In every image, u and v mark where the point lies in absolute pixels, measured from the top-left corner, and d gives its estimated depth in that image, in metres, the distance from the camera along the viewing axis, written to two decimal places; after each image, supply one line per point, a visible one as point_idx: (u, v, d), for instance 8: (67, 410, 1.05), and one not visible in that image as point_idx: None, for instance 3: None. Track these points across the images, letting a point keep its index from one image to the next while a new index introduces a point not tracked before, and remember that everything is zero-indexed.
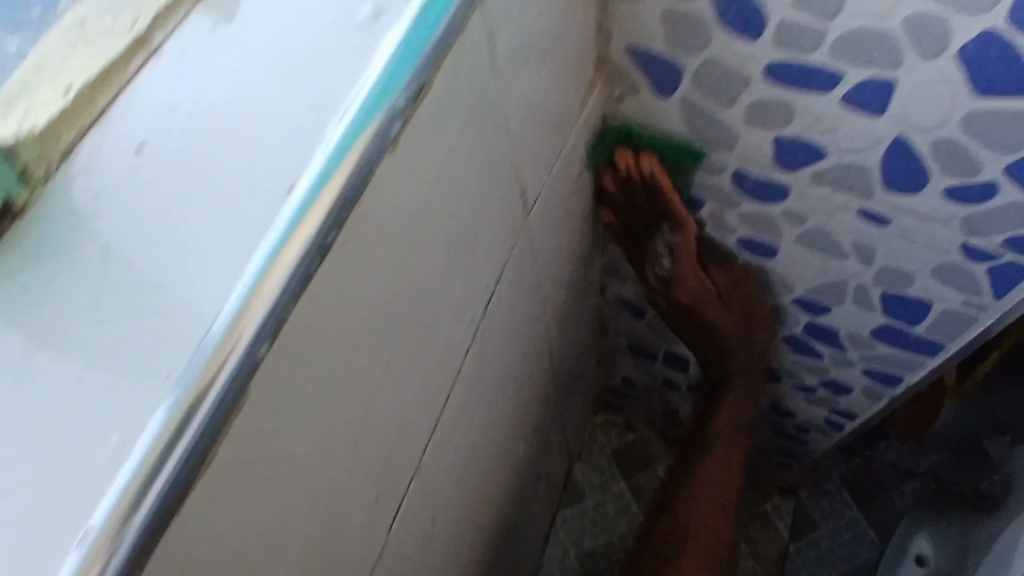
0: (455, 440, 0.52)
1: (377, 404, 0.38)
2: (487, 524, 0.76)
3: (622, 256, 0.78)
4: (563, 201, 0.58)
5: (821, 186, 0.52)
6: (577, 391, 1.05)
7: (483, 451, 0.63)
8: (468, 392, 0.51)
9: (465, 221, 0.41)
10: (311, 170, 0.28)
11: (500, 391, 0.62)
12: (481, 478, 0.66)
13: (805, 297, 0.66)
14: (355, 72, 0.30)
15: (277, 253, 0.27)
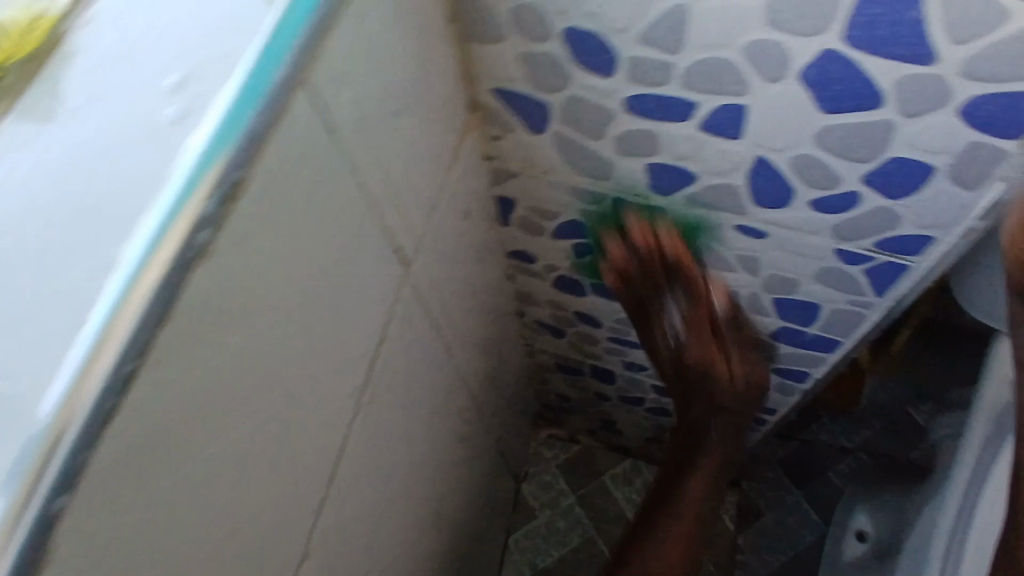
0: (363, 504, 0.50)
1: (250, 504, 0.35)
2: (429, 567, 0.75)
3: (532, 283, 0.77)
4: (455, 245, 0.57)
5: (699, 206, 0.53)
6: (514, 410, 1.04)
7: (406, 502, 0.61)
8: (372, 456, 0.50)
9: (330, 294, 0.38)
10: (108, 294, 0.25)
11: (415, 440, 0.60)
12: (411, 528, 0.64)
13: None
14: (159, 178, 0.27)
15: (88, 354, 0.24)
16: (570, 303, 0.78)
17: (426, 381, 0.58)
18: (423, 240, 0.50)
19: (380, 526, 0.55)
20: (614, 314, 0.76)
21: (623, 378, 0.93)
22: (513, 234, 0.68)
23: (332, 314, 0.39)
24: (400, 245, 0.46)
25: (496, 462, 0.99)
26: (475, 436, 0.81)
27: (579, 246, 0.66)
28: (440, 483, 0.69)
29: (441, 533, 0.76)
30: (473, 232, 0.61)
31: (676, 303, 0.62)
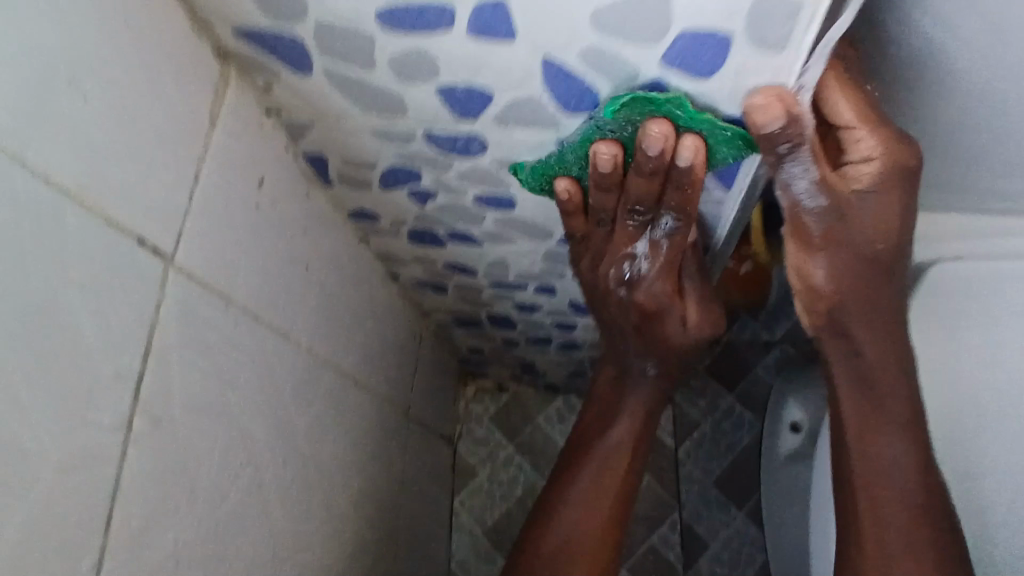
0: (205, 530, 0.45)
1: None
2: (352, 553, 0.71)
3: (389, 243, 0.70)
4: (255, 221, 0.50)
5: (511, 126, 0.47)
6: (425, 373, 0.99)
7: (290, 502, 0.56)
8: (197, 479, 0.44)
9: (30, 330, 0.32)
10: None
11: (279, 438, 0.54)
12: (308, 525, 0.60)
13: (565, 236, 0.62)
14: None
15: None
16: (435, 256, 0.72)
17: (263, 379, 0.51)
18: (194, 225, 0.43)
19: (250, 542, 0.50)
20: (482, 260, 0.70)
21: (522, 321, 0.88)
22: (342, 194, 0.61)
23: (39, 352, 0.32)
24: (149, 237, 0.39)
25: (414, 432, 0.95)
26: (370, 415, 0.76)
27: (413, 194, 0.59)
28: (330, 476, 0.64)
29: (358, 517, 0.72)
30: (283, 203, 0.54)
31: (662, 220, 0.53)
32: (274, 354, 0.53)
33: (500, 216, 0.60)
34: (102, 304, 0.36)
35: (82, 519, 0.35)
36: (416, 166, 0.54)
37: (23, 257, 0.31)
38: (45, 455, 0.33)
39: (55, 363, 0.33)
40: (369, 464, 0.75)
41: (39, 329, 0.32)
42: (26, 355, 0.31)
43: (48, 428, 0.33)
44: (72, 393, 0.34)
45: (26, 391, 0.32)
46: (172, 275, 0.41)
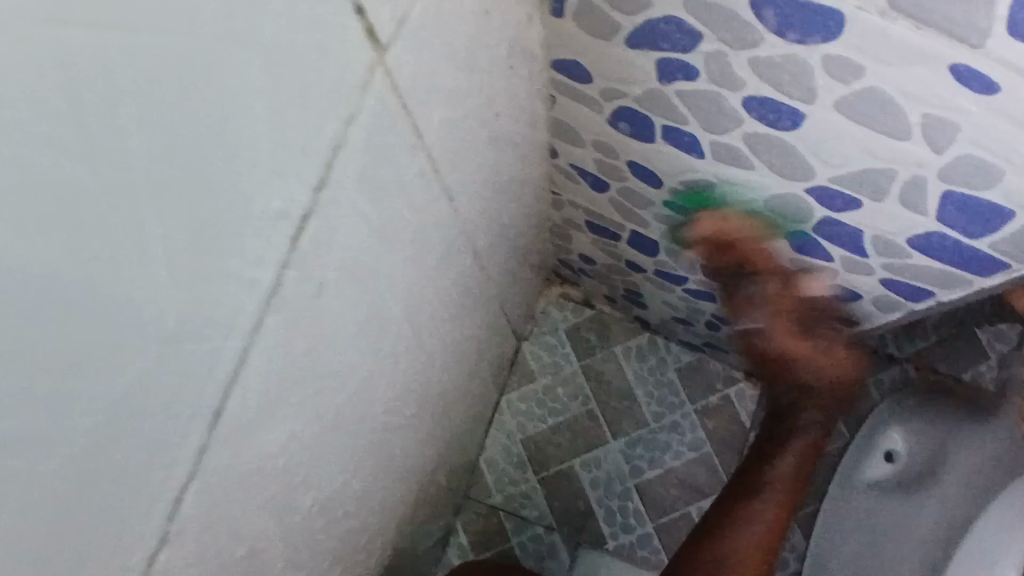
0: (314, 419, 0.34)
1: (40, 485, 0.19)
2: (422, 441, 0.62)
3: (577, 113, 0.55)
4: (477, 34, 0.35)
5: (905, 20, 0.31)
6: (527, 264, 0.87)
7: (395, 386, 0.46)
8: (325, 363, 0.33)
9: (185, 120, 0.19)
10: None
11: (408, 317, 0.43)
12: (400, 411, 0.50)
13: (823, 187, 0.47)
14: None
15: None
16: (625, 149, 0.56)
17: (412, 247, 0.39)
18: (422, 14, 0.28)
19: (348, 433, 0.40)
20: (682, 175, 0.55)
21: (667, 252, 0.74)
22: (567, 33, 0.44)
23: (188, 155, 0.20)
24: (373, 10, 0.25)
25: (495, 325, 0.84)
26: (476, 304, 0.65)
27: (663, 68, 0.43)
28: (426, 371, 0.54)
29: (437, 405, 0.63)
30: (507, 20, 0.38)
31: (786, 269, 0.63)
32: (430, 216, 0.40)
33: (762, 133, 0.44)
34: (287, 97, 0.22)
35: (187, 399, 0.24)
36: (705, 31, 0.38)
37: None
38: (152, 299, 0.21)
39: (197, 165, 0.20)
40: (461, 352, 0.65)
41: (200, 115, 0.20)
42: (157, 138, 0.19)
43: (165, 262, 0.21)
44: (213, 217, 0.22)
45: (149, 194, 0.19)
46: (379, 80, 0.27)
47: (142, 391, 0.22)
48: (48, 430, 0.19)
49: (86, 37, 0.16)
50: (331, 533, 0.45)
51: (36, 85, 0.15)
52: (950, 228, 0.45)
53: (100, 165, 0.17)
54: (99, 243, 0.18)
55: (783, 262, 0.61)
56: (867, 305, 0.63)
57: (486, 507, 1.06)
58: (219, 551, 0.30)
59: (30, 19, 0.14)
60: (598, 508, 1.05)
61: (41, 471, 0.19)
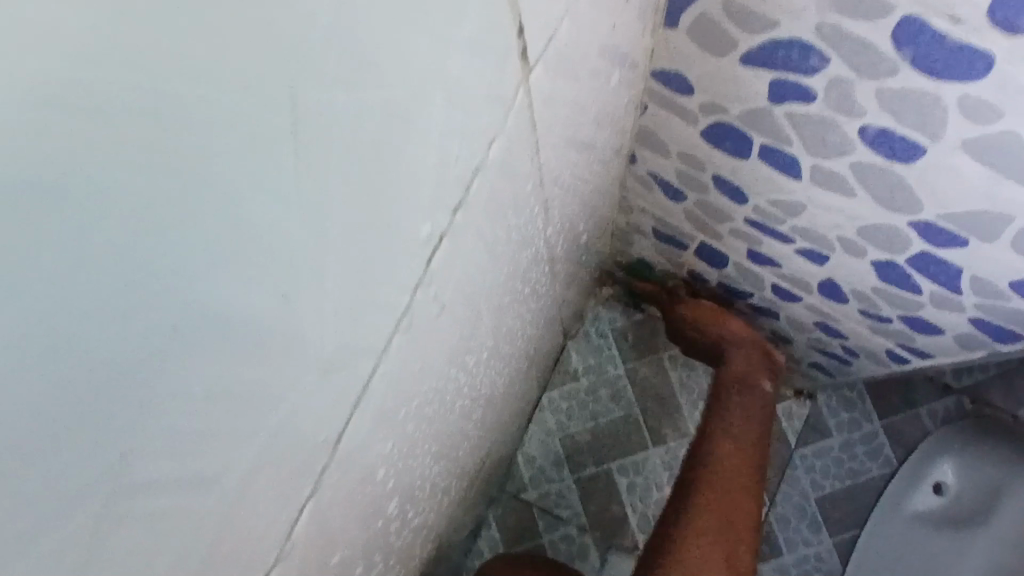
0: (408, 427, 0.34)
1: (192, 506, 0.20)
2: (477, 441, 0.62)
3: (667, 123, 0.53)
4: (597, 49, 0.34)
5: None
6: (584, 265, 0.86)
7: (470, 391, 0.46)
8: (427, 374, 0.32)
9: (375, 164, 0.20)
10: None
11: (492, 324, 0.42)
12: (470, 412, 0.50)
13: (928, 222, 0.45)
14: None
15: None
16: (711, 162, 0.55)
17: (509, 259, 0.38)
18: (566, 32, 0.27)
19: (430, 438, 0.40)
20: (770, 194, 0.54)
21: (735, 267, 0.72)
22: (677, 46, 0.43)
23: (370, 201, 0.21)
24: (530, 31, 0.24)
25: (548, 325, 0.83)
26: (541, 308, 0.64)
27: (775, 90, 0.41)
28: (494, 375, 0.53)
29: (495, 406, 0.63)
30: (625, 32, 0.37)
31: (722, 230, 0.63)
32: (527, 228, 0.39)
33: (871, 163, 0.42)
34: (449, 132, 0.23)
35: (325, 414, 0.24)
36: (831, 57, 0.36)
37: (409, 9, 0.17)
38: (320, 322, 0.21)
39: (372, 190, 0.20)
40: (521, 355, 0.64)
41: (386, 160, 0.20)
42: (345, 168, 0.19)
43: (333, 287, 0.21)
44: (375, 240, 0.22)
45: (339, 236, 0.20)
46: (522, 100, 0.26)
47: (298, 408, 0.23)
48: (219, 455, 0.20)
49: (328, 82, 0.16)
50: (399, 531, 0.45)
51: (288, 155, 0.16)
52: None
53: (307, 201, 0.18)
54: (290, 274, 0.19)
55: (862, 290, 0.59)
56: (946, 342, 0.61)
57: (519, 502, 1.06)
58: (317, 555, 0.31)
59: (299, 91, 0.15)
60: (633, 514, 1.04)
61: (213, 494, 0.20)
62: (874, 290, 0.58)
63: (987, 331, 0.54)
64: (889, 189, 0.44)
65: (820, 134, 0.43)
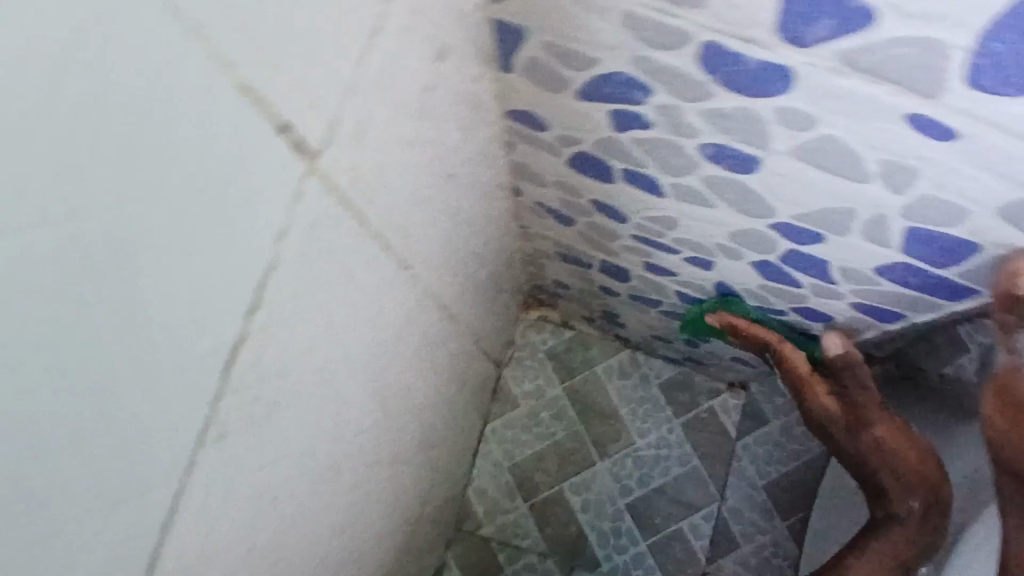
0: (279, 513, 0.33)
1: None
2: (403, 490, 0.61)
3: (537, 157, 0.54)
4: (419, 110, 0.34)
5: (859, 75, 0.30)
6: (502, 294, 0.86)
7: (367, 452, 0.45)
8: (272, 454, 0.32)
9: (107, 283, 0.20)
10: None
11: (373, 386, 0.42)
12: (376, 470, 0.49)
13: (786, 223, 0.46)
14: None
15: None
16: (586, 188, 0.55)
17: (370, 324, 0.38)
18: (356, 111, 0.27)
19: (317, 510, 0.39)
20: (646, 211, 0.54)
21: (640, 279, 0.73)
22: (518, 86, 0.43)
23: (114, 320, 0.20)
24: (297, 122, 0.24)
25: (473, 360, 0.83)
26: (450, 348, 0.64)
27: (617, 118, 0.42)
28: (399, 428, 0.52)
29: (417, 451, 0.62)
30: (452, 87, 0.37)
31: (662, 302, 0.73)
32: (389, 288, 0.39)
33: (720, 175, 0.43)
34: (209, 238, 0.22)
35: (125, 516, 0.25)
36: (656, 83, 0.37)
37: (98, 140, 0.17)
38: (87, 425, 0.21)
39: (118, 288, 0.20)
40: (437, 400, 0.64)
41: (125, 281, 0.20)
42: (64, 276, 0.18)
43: (87, 394, 0.21)
44: (124, 349, 0.21)
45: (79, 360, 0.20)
46: (313, 186, 0.26)
47: (66, 522, 0.22)
48: None
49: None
50: None
51: None
52: (917, 259, 0.44)
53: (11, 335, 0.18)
54: (20, 385, 0.18)
55: (753, 288, 0.61)
56: (842, 327, 0.62)
57: (477, 539, 1.04)
58: None
59: None
60: (591, 531, 1.04)
61: None
62: (763, 288, 0.60)
63: (872, 313, 0.56)
64: (744, 197, 0.45)
65: (669, 154, 0.44)
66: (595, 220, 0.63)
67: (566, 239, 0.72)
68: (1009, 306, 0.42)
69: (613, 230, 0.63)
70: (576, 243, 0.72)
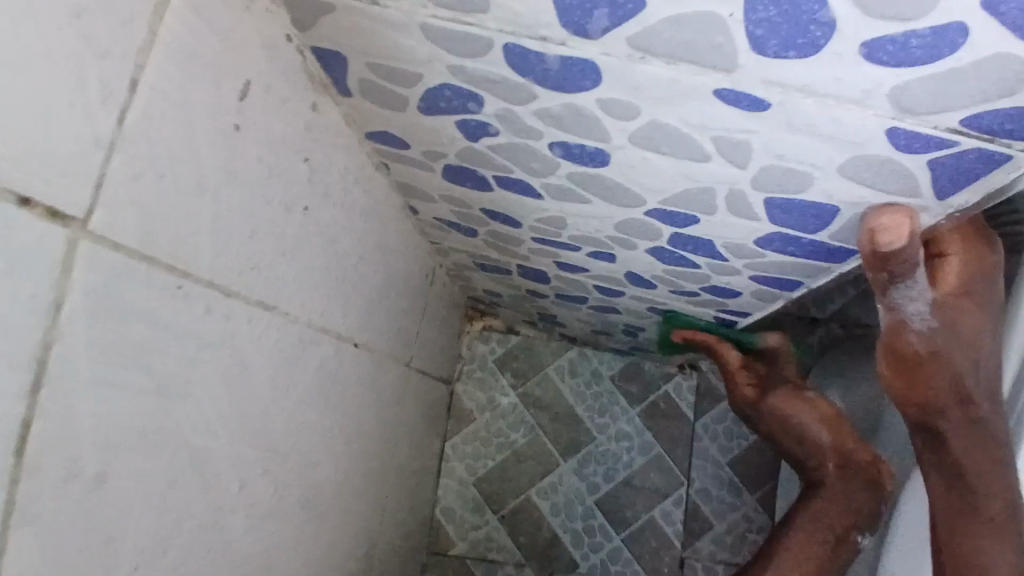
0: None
1: None
2: (333, 529, 0.60)
3: (415, 175, 0.53)
4: (234, 151, 0.33)
5: (655, 58, 0.30)
6: (432, 312, 0.84)
7: (260, 503, 0.43)
8: None
9: None
10: None
11: (251, 436, 0.40)
12: (282, 519, 0.47)
13: (658, 209, 0.46)
14: None
15: None
16: (472, 198, 0.55)
17: (227, 376, 0.36)
18: (129, 167, 0.26)
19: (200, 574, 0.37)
20: (533, 214, 0.54)
21: (558, 279, 0.73)
22: (364, 110, 0.42)
23: None
24: (44, 188, 0.23)
25: (410, 383, 0.82)
26: (368, 379, 0.62)
27: (466, 128, 0.41)
28: (307, 471, 0.51)
29: (343, 488, 0.60)
30: (277, 121, 0.36)
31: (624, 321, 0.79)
32: (246, 337, 0.37)
33: (581, 172, 0.43)
34: None
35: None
36: (483, 92, 0.36)
37: None
38: None
39: None
40: (359, 433, 0.62)
41: None
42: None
43: None
44: None
45: None
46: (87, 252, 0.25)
47: None
48: None
49: None
50: None
51: None
52: (787, 227, 0.44)
53: None
54: None
55: (659, 274, 0.60)
56: (753, 300, 0.62)
57: (451, 559, 1.03)
58: None
59: None
60: (563, 533, 1.03)
61: None
62: (667, 273, 0.59)
63: (772, 284, 0.56)
64: (610, 190, 0.45)
65: (526, 157, 0.43)
66: (494, 230, 0.62)
67: (474, 251, 0.72)
68: (881, 264, 0.40)
69: (513, 236, 0.62)
70: (485, 254, 0.72)
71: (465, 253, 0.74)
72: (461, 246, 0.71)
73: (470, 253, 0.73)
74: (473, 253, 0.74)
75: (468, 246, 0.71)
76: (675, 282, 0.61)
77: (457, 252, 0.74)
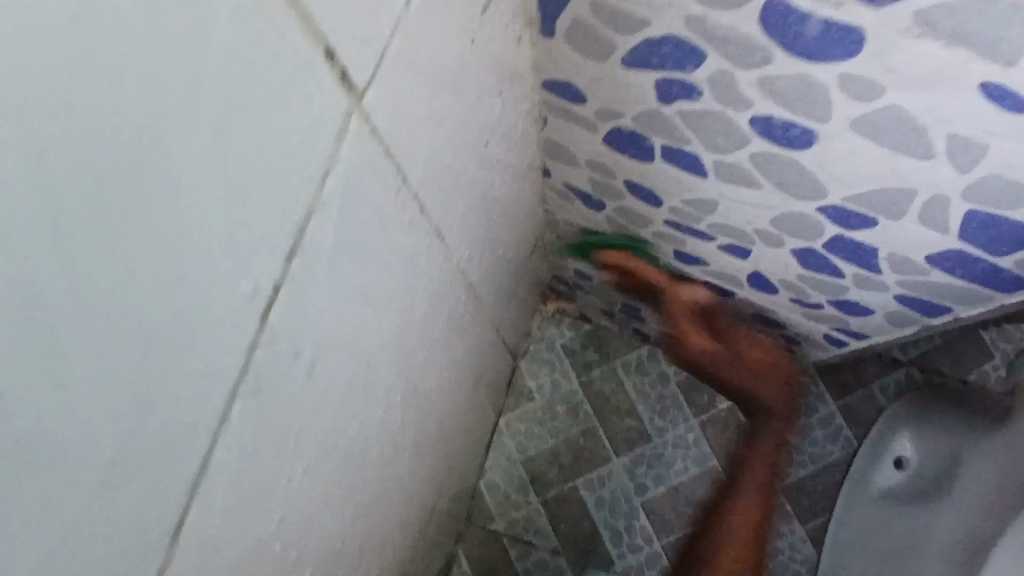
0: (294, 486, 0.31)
1: None
2: (420, 477, 0.59)
3: (570, 133, 0.52)
4: (459, 65, 0.32)
5: (933, 37, 0.28)
6: (523, 283, 0.84)
7: (384, 431, 0.43)
8: (291, 421, 0.30)
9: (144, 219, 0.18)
10: None
11: (395, 362, 0.40)
12: (393, 453, 0.47)
13: (835, 206, 0.44)
14: None
15: None
16: (620, 167, 0.53)
17: (395, 296, 0.36)
18: (396, 54, 0.26)
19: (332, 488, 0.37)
20: (683, 194, 0.52)
21: (668, 270, 0.71)
22: (557, 54, 0.41)
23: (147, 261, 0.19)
24: (339, 52, 0.22)
25: (491, 349, 0.81)
26: (472, 335, 0.62)
27: (662, 88, 0.40)
28: (418, 412, 0.50)
29: (434, 438, 0.60)
30: (492, 46, 0.35)
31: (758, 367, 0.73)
32: (418, 259, 0.37)
33: (769, 153, 0.41)
34: (248, 176, 0.21)
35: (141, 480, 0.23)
36: (708, 51, 0.35)
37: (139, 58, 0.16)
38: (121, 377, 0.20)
39: (157, 225, 0.19)
40: (456, 386, 0.62)
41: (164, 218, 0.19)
42: (79, 151, 0.16)
43: (122, 342, 0.19)
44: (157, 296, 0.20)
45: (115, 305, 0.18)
46: (350, 129, 0.25)
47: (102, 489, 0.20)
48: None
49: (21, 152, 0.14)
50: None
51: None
52: (975, 245, 0.42)
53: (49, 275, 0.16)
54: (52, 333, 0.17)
55: (789, 279, 0.59)
56: (881, 322, 0.60)
57: (487, 533, 1.03)
58: None
59: None
60: (604, 529, 1.01)
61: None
62: (802, 279, 0.58)
63: (916, 306, 0.54)
64: (791, 177, 0.43)
65: (712, 130, 0.42)
66: (623, 204, 0.61)
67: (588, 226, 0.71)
68: None
69: (644, 215, 0.61)
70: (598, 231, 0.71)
71: (575, 227, 0.73)
72: (575, 218, 0.70)
73: (582, 228, 0.72)
74: (584, 229, 0.72)
75: (584, 220, 0.69)
76: (807, 290, 0.59)
77: (569, 225, 0.72)
